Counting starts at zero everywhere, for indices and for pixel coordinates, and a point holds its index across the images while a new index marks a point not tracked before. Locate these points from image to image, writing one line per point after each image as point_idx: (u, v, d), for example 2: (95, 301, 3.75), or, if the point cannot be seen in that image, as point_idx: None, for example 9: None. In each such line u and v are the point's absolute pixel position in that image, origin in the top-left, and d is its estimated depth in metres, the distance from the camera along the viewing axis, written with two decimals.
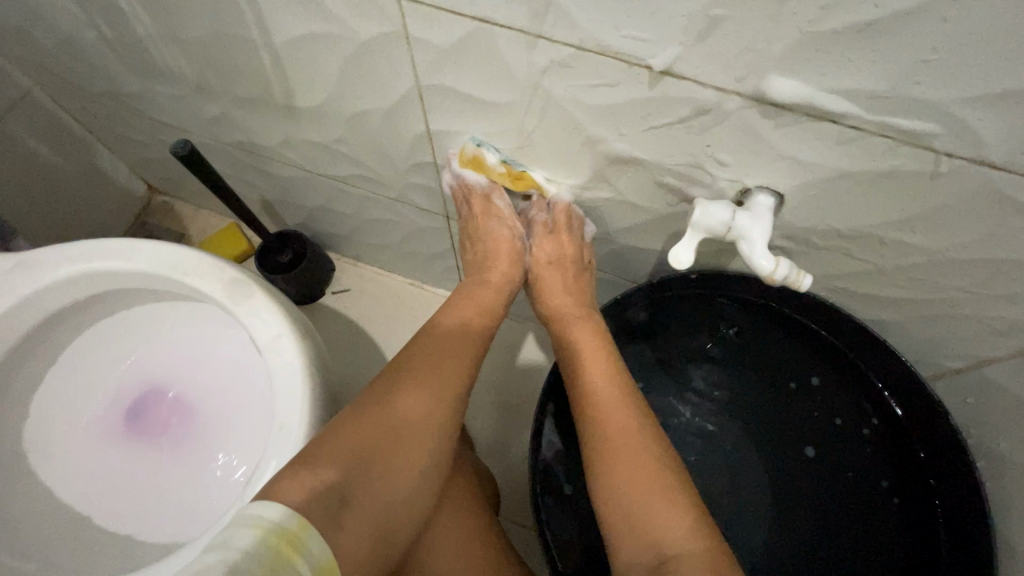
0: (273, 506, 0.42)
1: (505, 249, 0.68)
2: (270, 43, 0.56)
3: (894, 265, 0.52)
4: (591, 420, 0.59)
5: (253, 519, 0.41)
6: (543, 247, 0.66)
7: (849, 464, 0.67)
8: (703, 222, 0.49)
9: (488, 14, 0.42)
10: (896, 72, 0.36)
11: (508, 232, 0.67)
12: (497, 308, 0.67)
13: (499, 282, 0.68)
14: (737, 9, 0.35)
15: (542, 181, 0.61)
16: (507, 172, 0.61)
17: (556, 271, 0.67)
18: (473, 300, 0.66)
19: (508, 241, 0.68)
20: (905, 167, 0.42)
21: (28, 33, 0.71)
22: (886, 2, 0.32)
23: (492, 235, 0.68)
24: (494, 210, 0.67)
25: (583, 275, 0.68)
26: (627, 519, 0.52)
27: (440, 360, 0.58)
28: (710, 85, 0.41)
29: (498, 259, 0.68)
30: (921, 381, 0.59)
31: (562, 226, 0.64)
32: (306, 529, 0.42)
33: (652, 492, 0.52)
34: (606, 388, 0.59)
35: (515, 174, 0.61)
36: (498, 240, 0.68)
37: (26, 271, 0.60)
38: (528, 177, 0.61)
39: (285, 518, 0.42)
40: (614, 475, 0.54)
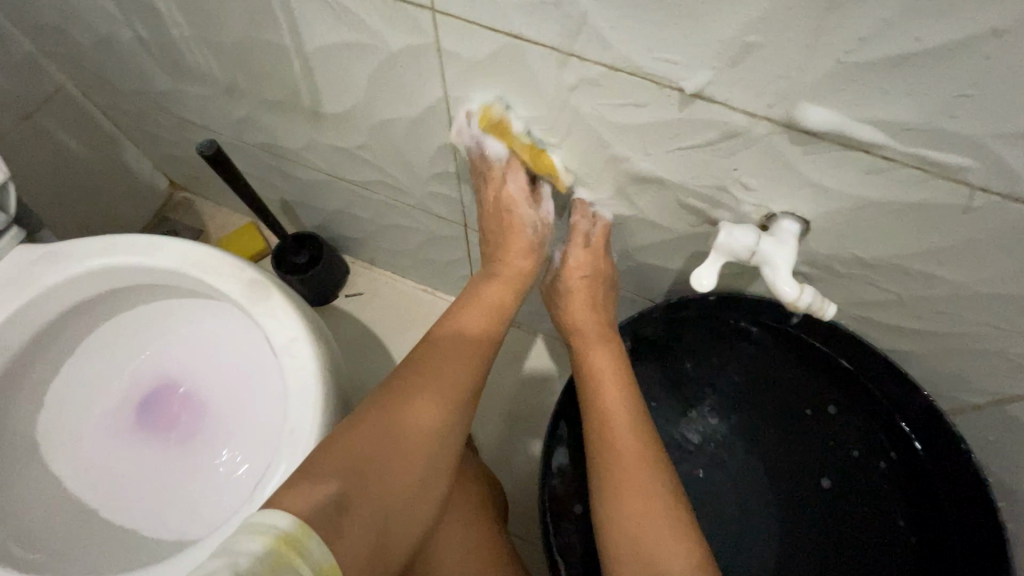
0: (276, 513, 0.42)
1: (522, 237, 0.63)
2: (302, 50, 0.57)
3: (918, 296, 0.51)
4: (602, 441, 0.58)
5: (256, 525, 0.41)
6: (574, 260, 0.63)
7: (866, 497, 0.66)
8: (726, 246, 0.48)
9: (521, 30, 0.43)
10: (932, 106, 0.35)
11: (529, 223, 0.62)
12: (511, 310, 0.64)
13: (514, 277, 0.64)
14: (773, 36, 0.35)
15: (560, 169, 0.56)
16: (528, 146, 0.54)
17: (582, 285, 0.65)
18: (488, 302, 0.62)
19: (529, 230, 0.63)
20: (936, 200, 0.41)
21: (65, 30, 0.73)
22: (927, 36, 0.32)
23: (512, 224, 0.62)
24: (512, 199, 0.61)
25: (610, 292, 0.67)
26: (631, 548, 0.52)
27: (446, 365, 0.56)
28: (741, 109, 0.41)
29: (515, 250, 0.63)
30: (945, 419, 0.58)
31: (597, 240, 0.61)
32: (309, 534, 0.42)
33: (656, 521, 0.52)
34: (620, 413, 0.59)
35: (535, 151, 0.55)
36: (517, 229, 0.62)
37: (49, 263, 0.61)
38: (547, 159, 0.55)
39: (288, 525, 0.41)
40: (620, 499, 0.54)
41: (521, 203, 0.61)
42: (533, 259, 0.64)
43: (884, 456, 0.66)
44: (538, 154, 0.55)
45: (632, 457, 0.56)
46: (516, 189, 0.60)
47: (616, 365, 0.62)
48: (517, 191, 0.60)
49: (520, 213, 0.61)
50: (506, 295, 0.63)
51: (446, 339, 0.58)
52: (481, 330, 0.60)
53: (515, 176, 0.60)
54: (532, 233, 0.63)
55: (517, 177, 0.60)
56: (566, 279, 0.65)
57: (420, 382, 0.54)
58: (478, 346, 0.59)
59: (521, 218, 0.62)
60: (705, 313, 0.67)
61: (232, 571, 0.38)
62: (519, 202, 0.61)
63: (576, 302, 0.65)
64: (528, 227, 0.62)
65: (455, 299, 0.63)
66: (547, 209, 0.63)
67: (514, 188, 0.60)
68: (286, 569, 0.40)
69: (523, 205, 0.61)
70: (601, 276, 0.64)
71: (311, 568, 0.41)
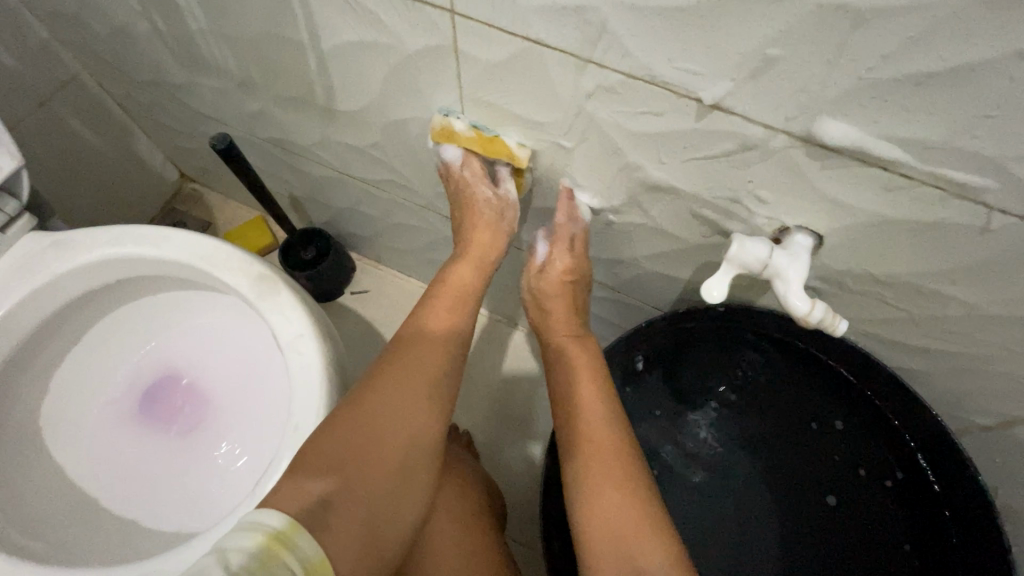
0: (267, 510, 0.42)
1: (483, 216, 0.63)
2: (318, 47, 0.57)
3: (930, 315, 0.51)
4: (576, 432, 0.60)
5: (248, 523, 0.42)
6: (558, 263, 0.64)
7: (871, 516, 0.65)
8: (738, 257, 0.48)
9: (540, 35, 0.43)
10: (955, 125, 0.35)
11: (485, 201, 0.62)
12: (478, 291, 0.63)
13: (478, 260, 0.64)
14: (795, 50, 0.35)
15: (514, 148, 0.56)
16: (475, 136, 0.56)
17: (561, 288, 0.66)
18: (451, 285, 0.62)
19: (486, 208, 0.62)
20: (953, 219, 0.41)
21: (83, 19, 0.73)
22: (952, 55, 0.32)
23: (467, 203, 0.62)
24: (465, 182, 0.62)
25: (585, 294, 0.69)
26: (603, 528, 0.53)
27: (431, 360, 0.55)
28: (758, 122, 0.41)
29: (476, 229, 0.63)
30: (954, 442, 0.57)
31: (579, 241, 0.62)
32: (298, 530, 0.42)
33: (631, 508, 0.53)
34: (593, 403, 0.60)
35: (485, 138, 0.56)
36: (475, 209, 0.62)
37: (61, 252, 0.62)
38: (499, 145, 0.56)
39: (279, 523, 0.42)
40: (596, 489, 0.55)
41: (475, 183, 0.62)
42: (495, 237, 0.64)
43: (890, 475, 0.65)
44: (488, 143, 0.56)
45: (606, 448, 0.57)
46: (470, 173, 0.61)
47: (591, 359, 0.64)
48: (469, 174, 0.61)
49: (477, 193, 0.62)
50: (471, 278, 0.63)
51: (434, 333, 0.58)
52: (458, 321, 0.60)
53: (468, 163, 0.61)
54: (489, 210, 0.62)
55: (471, 164, 0.61)
56: (548, 283, 0.66)
57: (408, 377, 0.53)
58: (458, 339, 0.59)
59: (477, 198, 0.62)
60: (712, 324, 0.67)
61: (223, 568, 0.39)
62: (474, 185, 0.62)
63: (556, 305, 0.67)
64: (483, 204, 0.62)
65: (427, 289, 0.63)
66: (508, 187, 0.62)
67: (467, 173, 0.61)
68: (275, 565, 0.40)
69: (478, 185, 0.62)
70: (579, 281, 0.66)
71: (302, 563, 0.41)
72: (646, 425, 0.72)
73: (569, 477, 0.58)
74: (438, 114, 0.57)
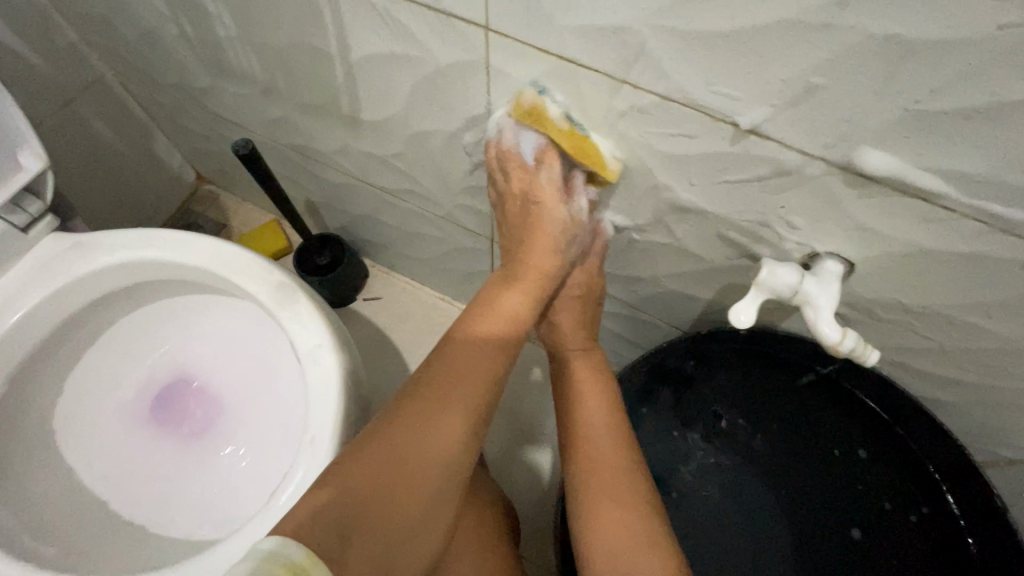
0: (276, 538, 0.39)
1: (551, 233, 0.56)
2: (346, 57, 0.57)
3: (962, 347, 0.50)
4: (580, 448, 0.59)
5: (261, 552, 0.38)
6: (570, 279, 0.63)
7: (896, 551, 0.64)
8: (768, 282, 0.47)
9: (575, 54, 0.42)
10: (1002, 160, 0.34)
11: (558, 219, 0.56)
12: (528, 322, 0.58)
13: (535, 282, 0.58)
14: (839, 79, 0.35)
15: (607, 158, 0.49)
16: (568, 132, 0.48)
17: (572, 304, 0.64)
18: (504, 311, 0.56)
19: (558, 228, 0.56)
20: (994, 254, 0.40)
21: (111, 21, 0.74)
22: (1004, 91, 0.31)
23: (538, 219, 0.56)
24: (538, 189, 0.55)
25: (595, 309, 0.66)
26: (607, 550, 0.52)
27: (463, 382, 0.52)
28: (795, 148, 0.40)
29: (538, 248, 0.57)
30: (984, 478, 0.56)
31: (595, 254, 0.61)
32: (314, 561, 0.39)
33: (632, 529, 0.53)
34: (599, 423, 0.59)
35: (577, 138, 0.49)
36: (544, 226, 0.56)
37: (81, 253, 0.62)
38: (590, 148, 0.49)
39: (298, 554, 0.38)
40: (601, 512, 0.54)
41: (549, 193, 0.55)
42: (556, 260, 0.58)
43: (915, 509, 0.64)
44: (579, 143, 0.49)
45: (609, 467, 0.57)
46: (547, 179, 0.55)
47: (599, 378, 0.63)
48: (546, 180, 0.55)
49: (549, 207, 0.55)
50: (523, 303, 0.57)
51: (463, 345, 0.55)
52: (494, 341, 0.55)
53: (547, 165, 0.54)
54: (560, 232, 0.56)
55: (549, 167, 0.54)
56: (558, 296, 0.63)
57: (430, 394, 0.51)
58: (485, 355, 0.55)
59: (548, 213, 0.55)
60: (735, 346, 0.66)
61: None
62: (549, 195, 0.55)
63: (565, 320, 0.65)
64: (554, 224, 0.56)
65: (471, 304, 0.58)
66: (581, 203, 0.56)
67: (546, 178, 0.54)
68: None
69: (552, 197, 0.55)
70: (589, 296, 0.64)
71: None
72: (661, 445, 0.71)
73: (572, 495, 0.57)
74: (529, 88, 0.47)
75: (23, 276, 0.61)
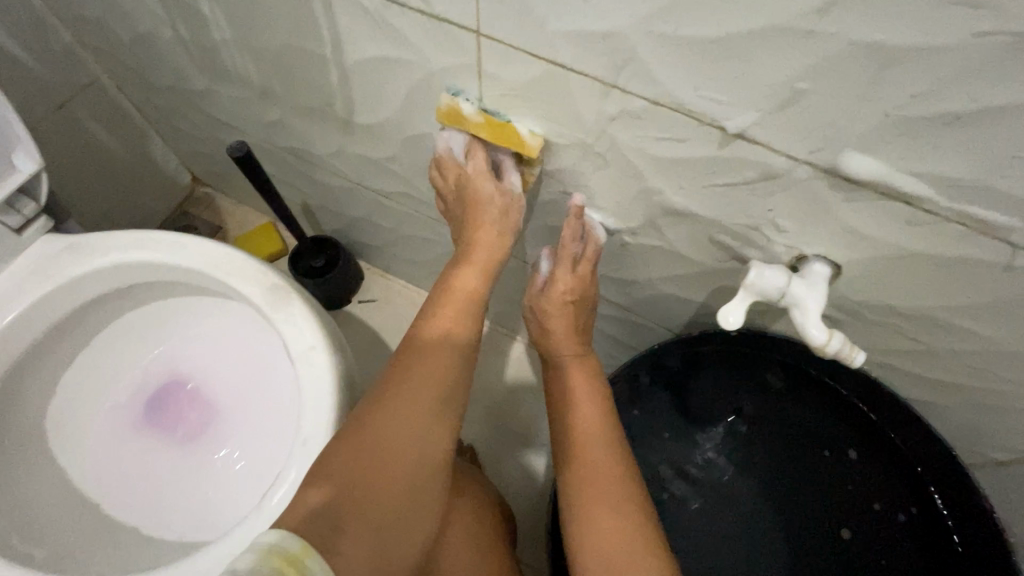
0: (273, 532, 0.41)
1: (489, 210, 0.58)
2: (340, 61, 0.57)
3: (948, 349, 0.50)
4: (572, 450, 0.60)
5: (261, 544, 0.40)
6: (560, 282, 0.63)
7: (885, 551, 0.64)
8: (757, 285, 0.47)
9: (566, 59, 0.43)
10: (983, 165, 0.35)
11: (491, 196, 0.58)
12: (484, 297, 0.59)
13: (483, 260, 0.59)
14: (824, 85, 0.35)
15: (525, 135, 0.52)
16: (484, 122, 0.52)
17: (564, 308, 0.64)
18: (457, 293, 0.58)
19: (491, 202, 0.58)
20: (977, 257, 0.41)
21: (107, 25, 0.74)
22: (982, 97, 0.32)
23: (473, 200, 0.58)
24: (468, 176, 0.58)
25: (588, 315, 0.66)
26: (596, 547, 0.53)
27: (427, 365, 0.53)
28: (782, 152, 0.41)
29: (480, 226, 0.59)
30: (972, 480, 0.56)
31: (588, 259, 0.61)
32: (309, 552, 0.40)
33: (622, 526, 0.53)
34: (591, 424, 0.60)
35: (494, 124, 0.52)
36: (480, 206, 0.58)
37: (75, 255, 0.62)
38: (509, 131, 0.52)
39: (296, 547, 0.40)
40: (591, 512, 0.55)
41: (479, 177, 0.58)
42: (499, 234, 0.59)
43: (904, 509, 0.65)
44: (498, 129, 0.52)
45: (598, 466, 0.57)
46: (474, 167, 0.58)
47: (591, 381, 0.64)
48: (473, 167, 0.58)
49: (481, 189, 0.58)
50: (476, 281, 0.59)
51: (423, 335, 0.56)
52: (461, 329, 0.57)
53: (473, 155, 0.57)
54: (495, 206, 0.58)
55: (476, 156, 0.57)
56: (549, 299, 0.64)
57: (411, 390, 0.51)
58: (455, 347, 0.55)
59: (481, 193, 0.57)
60: (727, 348, 0.66)
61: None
62: (479, 180, 0.58)
63: (557, 324, 0.65)
64: (488, 201, 0.58)
65: (429, 294, 0.60)
66: (512, 179, 0.58)
67: (473, 165, 0.58)
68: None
69: (482, 180, 0.57)
70: (582, 301, 0.64)
71: None
72: (653, 445, 0.71)
73: (564, 495, 0.58)
74: (445, 95, 0.53)
75: (16, 278, 0.61)
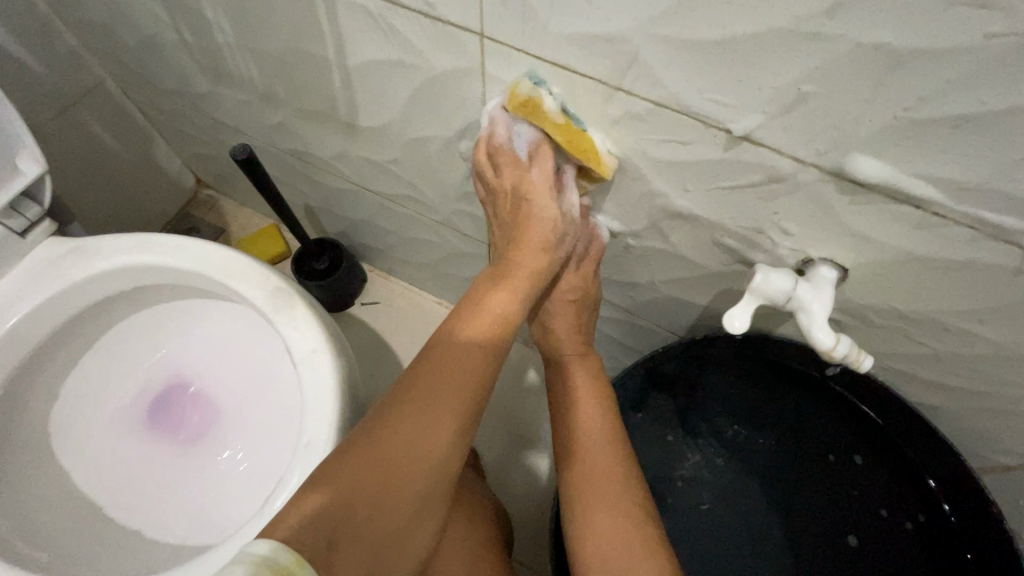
0: (264, 542, 0.39)
1: (541, 231, 0.54)
2: (343, 64, 0.57)
3: (955, 353, 0.50)
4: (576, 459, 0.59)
5: (252, 556, 0.38)
6: (565, 282, 0.62)
7: (893, 560, 0.64)
8: (762, 288, 0.47)
9: (569, 61, 0.43)
10: (991, 167, 0.35)
11: (547, 216, 0.54)
12: (517, 320, 0.55)
13: (522, 282, 0.55)
14: (830, 88, 0.35)
15: (603, 151, 0.48)
16: (563, 125, 0.47)
17: (567, 308, 0.63)
18: (491, 310, 0.54)
19: (548, 225, 0.54)
20: (986, 260, 0.40)
21: (112, 28, 0.74)
22: (991, 100, 0.32)
23: (527, 215, 0.54)
24: (529, 184, 0.53)
25: (590, 315, 0.66)
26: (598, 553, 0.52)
27: (451, 387, 0.50)
28: (787, 155, 0.40)
29: (526, 245, 0.54)
30: (979, 485, 0.56)
31: (590, 259, 0.61)
32: (301, 565, 0.39)
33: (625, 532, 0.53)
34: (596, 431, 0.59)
35: (572, 131, 0.47)
36: (532, 225, 0.54)
37: (79, 257, 0.62)
38: (585, 141, 0.47)
39: (287, 560, 0.38)
40: (593, 517, 0.54)
41: (541, 190, 0.53)
42: (545, 260, 0.55)
43: (912, 516, 0.64)
44: (574, 135, 0.47)
45: (603, 473, 0.57)
46: (538, 175, 0.53)
47: (594, 382, 0.63)
48: (537, 175, 0.53)
49: (539, 205, 0.53)
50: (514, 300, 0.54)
51: (449, 351, 0.52)
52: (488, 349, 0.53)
53: (540, 160, 0.53)
54: (549, 229, 0.54)
55: (542, 162, 0.53)
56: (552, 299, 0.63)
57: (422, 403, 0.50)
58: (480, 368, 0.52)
59: (538, 211, 0.53)
60: (731, 351, 0.66)
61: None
62: (540, 192, 0.53)
63: (559, 324, 0.64)
64: (543, 222, 0.54)
65: (457, 304, 0.56)
66: (571, 201, 0.55)
67: (537, 174, 0.53)
68: None
69: (542, 194, 0.53)
70: (584, 301, 0.64)
71: None
72: (657, 448, 0.71)
73: (566, 501, 0.57)
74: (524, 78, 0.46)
75: (20, 280, 0.61)
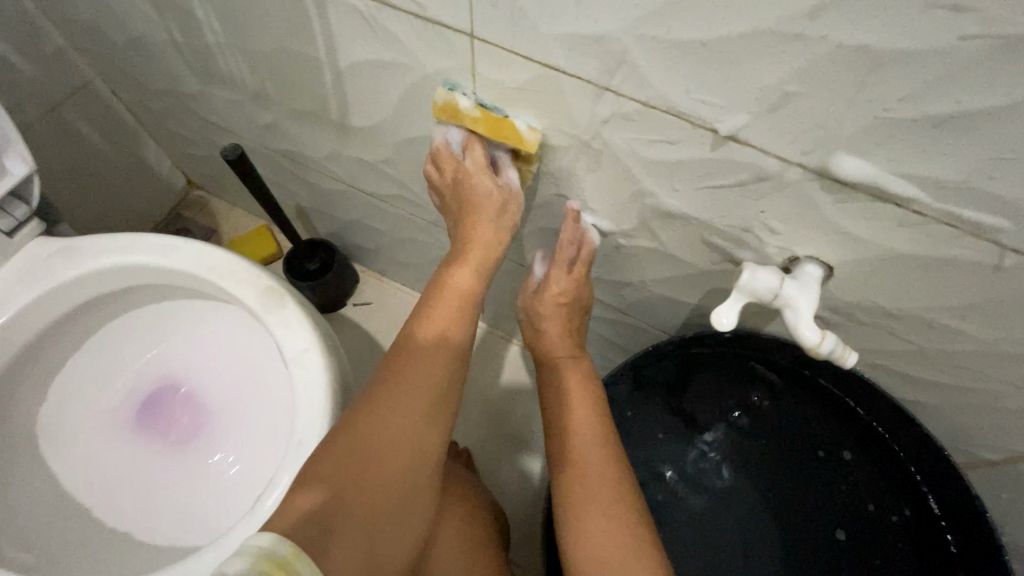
0: (265, 534, 0.40)
1: (487, 209, 0.56)
2: (334, 63, 0.57)
3: (939, 349, 0.51)
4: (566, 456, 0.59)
5: (252, 547, 0.39)
6: (556, 284, 0.63)
7: (880, 552, 0.65)
8: (749, 285, 0.47)
9: (558, 61, 0.43)
10: (970, 166, 0.35)
11: (487, 194, 0.56)
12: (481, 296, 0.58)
13: (477, 259, 0.58)
14: (814, 88, 0.36)
15: (523, 129, 0.50)
16: (481, 116, 0.51)
17: (558, 310, 0.65)
18: (452, 293, 0.57)
19: (489, 199, 0.56)
20: (967, 258, 0.41)
21: (101, 28, 0.74)
22: (969, 100, 0.32)
23: (467, 195, 0.56)
24: (464, 171, 0.56)
25: (581, 317, 0.67)
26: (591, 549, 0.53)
27: (424, 375, 0.52)
28: (774, 154, 0.41)
29: (476, 224, 0.57)
30: (963, 480, 0.56)
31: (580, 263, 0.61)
32: (299, 557, 0.40)
33: (615, 527, 0.53)
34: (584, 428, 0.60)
35: (491, 119, 0.51)
36: (476, 204, 0.57)
37: (66, 258, 0.62)
38: (506, 125, 0.51)
39: (286, 550, 0.39)
40: (584, 514, 0.55)
41: (476, 173, 0.56)
42: (495, 235, 0.58)
43: (898, 510, 0.65)
44: (495, 124, 0.51)
45: (593, 470, 0.57)
46: (471, 163, 0.56)
47: (585, 381, 0.64)
48: (470, 163, 0.56)
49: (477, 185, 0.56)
50: (469, 281, 0.57)
51: (429, 345, 0.54)
52: (457, 332, 0.56)
53: (471, 151, 0.56)
54: (490, 202, 0.56)
55: (473, 151, 0.55)
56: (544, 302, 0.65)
57: (411, 399, 0.51)
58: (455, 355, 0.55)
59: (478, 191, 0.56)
60: (721, 349, 0.66)
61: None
62: (475, 175, 0.56)
63: (550, 326, 0.66)
64: (484, 199, 0.56)
65: (423, 293, 0.59)
66: (510, 176, 0.56)
67: (469, 162, 0.56)
68: None
69: (476, 175, 0.55)
70: (575, 303, 0.65)
71: None
72: (648, 445, 0.72)
73: (558, 499, 0.58)
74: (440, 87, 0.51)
75: (7, 281, 0.60)
